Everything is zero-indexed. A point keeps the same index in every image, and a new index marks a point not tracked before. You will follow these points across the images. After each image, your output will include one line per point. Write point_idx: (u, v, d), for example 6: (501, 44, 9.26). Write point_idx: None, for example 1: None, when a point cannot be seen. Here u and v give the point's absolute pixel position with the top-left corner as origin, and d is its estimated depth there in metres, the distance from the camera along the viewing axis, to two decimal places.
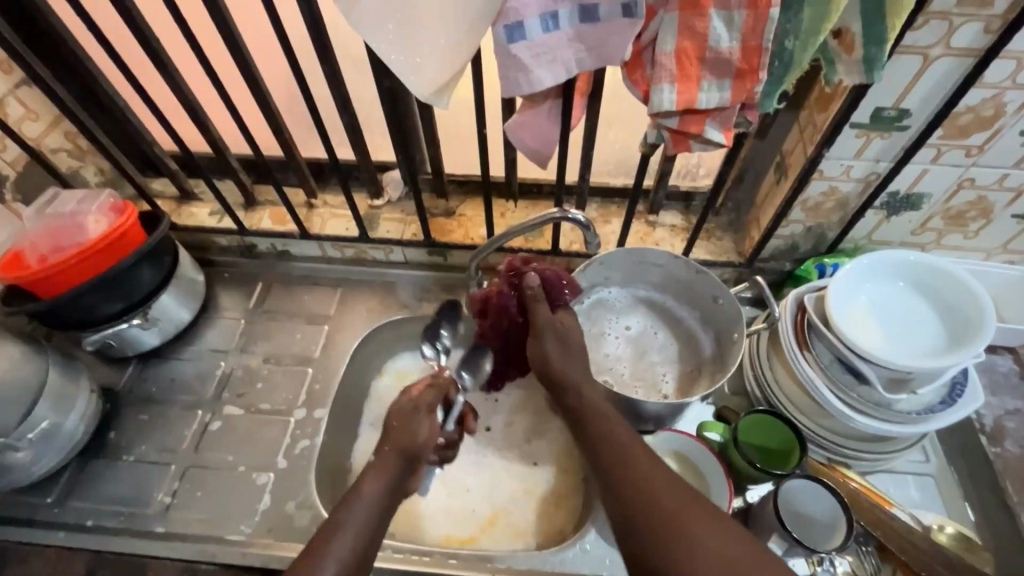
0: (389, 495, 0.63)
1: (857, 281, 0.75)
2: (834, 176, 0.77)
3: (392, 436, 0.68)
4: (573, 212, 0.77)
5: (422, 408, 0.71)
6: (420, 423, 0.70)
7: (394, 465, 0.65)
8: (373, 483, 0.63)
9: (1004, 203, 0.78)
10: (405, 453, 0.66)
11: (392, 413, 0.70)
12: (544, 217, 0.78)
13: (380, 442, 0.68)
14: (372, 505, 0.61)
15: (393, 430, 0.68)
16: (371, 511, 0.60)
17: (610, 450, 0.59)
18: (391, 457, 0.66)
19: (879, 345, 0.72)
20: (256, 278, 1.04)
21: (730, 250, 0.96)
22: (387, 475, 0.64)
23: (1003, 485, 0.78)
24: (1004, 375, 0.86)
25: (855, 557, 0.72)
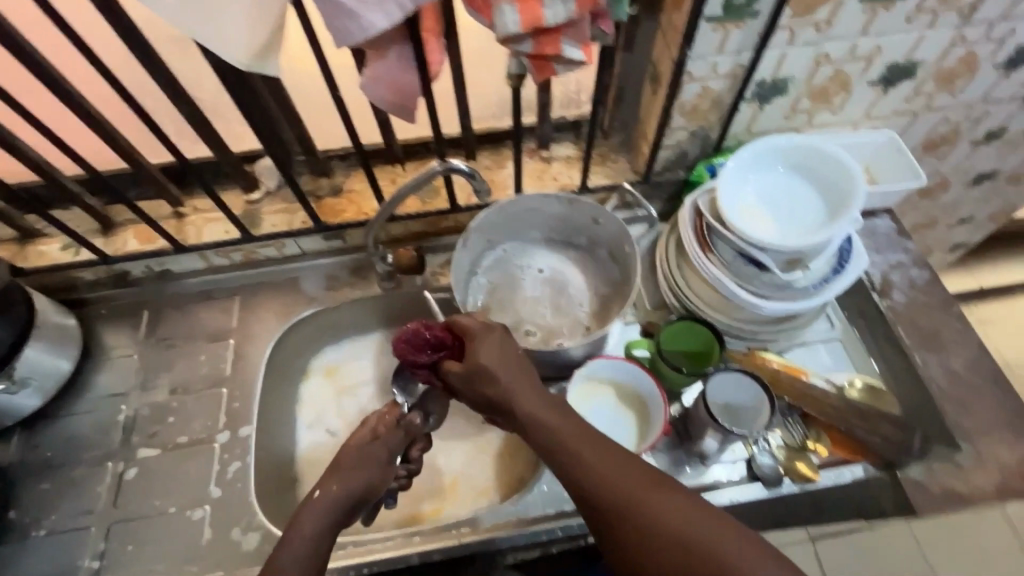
0: (330, 536, 0.61)
1: (743, 175, 0.77)
2: (703, 76, 0.77)
3: (340, 475, 0.66)
4: (455, 162, 0.72)
5: (379, 444, 0.71)
6: (369, 453, 0.69)
7: (345, 494, 0.64)
8: (311, 517, 0.62)
9: (859, 72, 0.82)
10: (359, 489, 0.66)
11: (347, 450, 0.70)
12: (426, 173, 0.73)
13: (335, 471, 0.67)
14: (307, 546, 0.59)
15: (350, 461, 0.68)
16: (307, 551, 0.59)
17: (563, 448, 0.58)
18: (339, 495, 0.64)
19: (770, 232, 0.75)
20: (140, 307, 0.94)
21: (625, 170, 0.97)
22: (330, 511, 0.63)
23: (897, 334, 0.83)
24: (884, 234, 0.92)
25: (783, 429, 0.78)
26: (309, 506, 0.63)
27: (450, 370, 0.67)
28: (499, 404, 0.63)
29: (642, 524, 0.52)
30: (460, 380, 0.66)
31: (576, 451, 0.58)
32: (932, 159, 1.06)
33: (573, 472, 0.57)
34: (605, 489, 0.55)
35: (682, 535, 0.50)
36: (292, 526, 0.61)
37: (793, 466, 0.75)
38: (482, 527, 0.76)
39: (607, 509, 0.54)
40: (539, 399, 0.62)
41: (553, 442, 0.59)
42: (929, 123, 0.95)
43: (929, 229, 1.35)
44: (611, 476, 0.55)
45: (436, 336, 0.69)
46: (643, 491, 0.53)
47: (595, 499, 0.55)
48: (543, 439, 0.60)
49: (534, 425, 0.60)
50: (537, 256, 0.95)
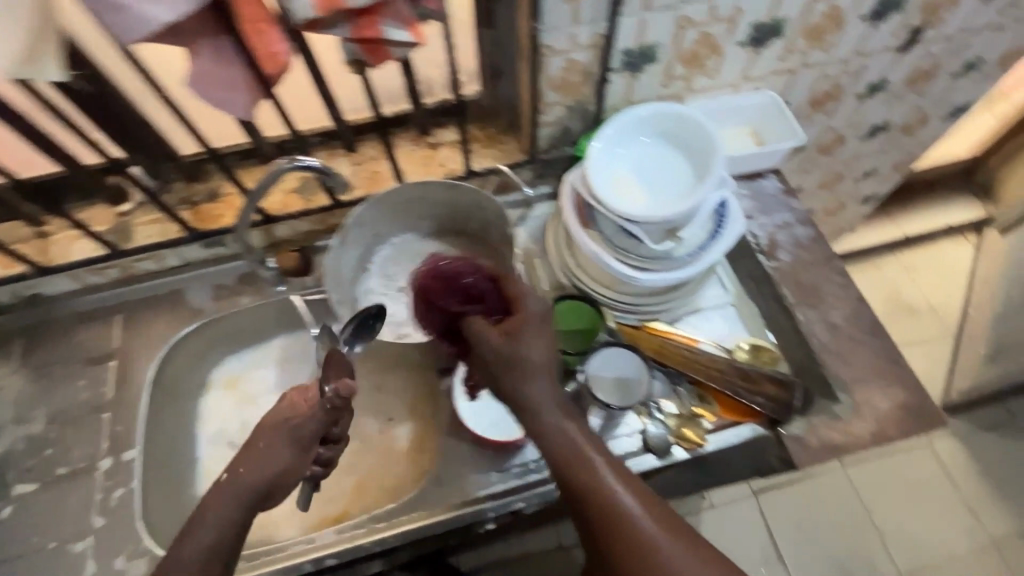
0: (244, 518, 0.59)
1: (613, 147, 0.76)
2: (565, 48, 0.75)
3: (251, 453, 0.61)
4: (303, 158, 0.68)
5: (297, 422, 0.63)
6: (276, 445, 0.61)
7: (255, 482, 0.59)
8: (220, 501, 0.58)
9: (725, 33, 0.81)
10: (269, 475, 0.60)
11: (262, 429, 0.63)
12: (273, 172, 0.70)
13: (233, 465, 0.60)
14: (216, 527, 0.57)
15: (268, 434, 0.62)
16: (216, 535, 0.57)
17: (586, 465, 0.59)
18: (248, 478, 0.59)
19: (641, 203, 0.74)
20: (13, 335, 0.89)
21: (514, 151, 0.95)
22: (236, 497, 0.58)
23: (781, 293, 0.84)
24: (771, 195, 0.93)
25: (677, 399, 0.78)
26: (207, 506, 0.58)
27: (475, 321, 0.70)
28: (523, 410, 0.62)
29: (653, 564, 0.56)
30: (494, 348, 0.65)
31: (595, 472, 0.59)
32: (821, 116, 1.07)
33: (581, 499, 0.58)
34: (615, 520, 0.57)
35: None
36: (194, 523, 0.57)
37: (679, 430, 0.76)
38: (375, 526, 0.74)
39: (606, 520, 0.57)
40: (568, 413, 0.62)
41: (561, 458, 0.60)
42: (809, 80, 0.96)
43: (836, 184, 1.38)
44: (625, 501, 0.58)
45: (490, 293, 0.73)
46: (662, 526, 0.57)
47: (602, 527, 0.57)
48: (554, 453, 0.60)
49: (553, 434, 0.60)
50: (415, 256, 0.93)
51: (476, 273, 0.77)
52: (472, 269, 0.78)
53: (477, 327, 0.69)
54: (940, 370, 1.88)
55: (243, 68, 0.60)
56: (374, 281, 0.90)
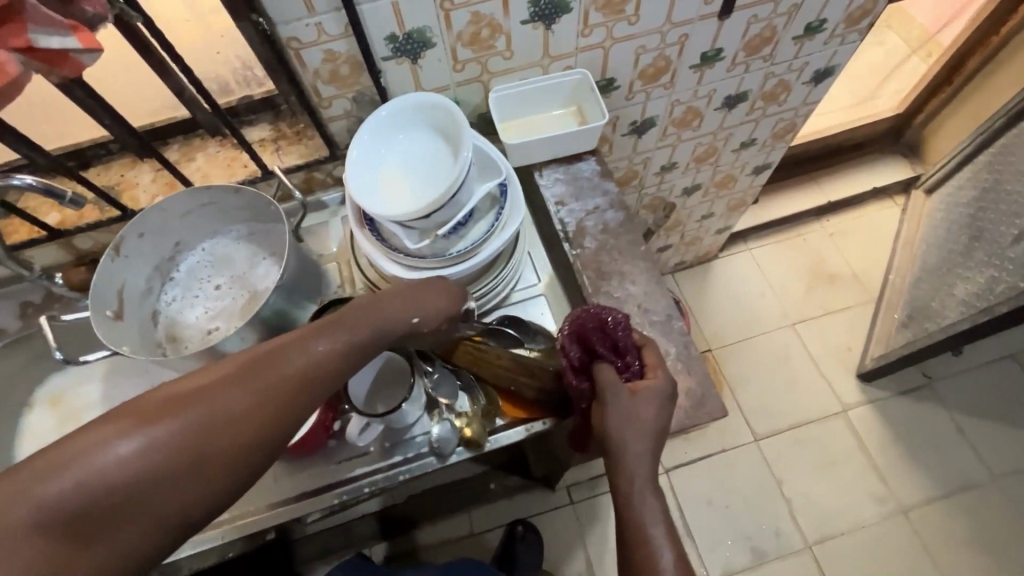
0: (200, 460, 0.43)
1: (380, 143, 0.73)
2: (316, 39, 0.71)
3: (248, 378, 0.48)
4: (18, 178, 0.65)
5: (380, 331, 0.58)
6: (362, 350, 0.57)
7: (222, 408, 0.45)
8: (177, 425, 0.43)
9: (502, 12, 0.76)
10: (237, 419, 0.46)
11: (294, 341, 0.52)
12: None
13: (334, 332, 0.54)
14: (157, 454, 0.42)
15: (426, 294, 0.65)
16: (153, 462, 0.42)
17: (631, 482, 0.62)
18: (235, 410, 0.46)
19: (404, 201, 0.71)
20: None
21: (321, 146, 0.92)
22: (185, 426, 0.43)
23: (580, 282, 0.81)
24: (587, 179, 0.90)
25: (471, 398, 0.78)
26: (241, 379, 0.47)
27: (606, 377, 0.65)
28: (603, 440, 0.64)
29: None
30: (618, 417, 0.63)
31: (638, 489, 0.61)
32: (660, 90, 1.02)
33: (625, 514, 0.61)
34: (640, 539, 0.58)
35: None
36: (81, 459, 0.40)
37: (462, 429, 0.75)
38: None
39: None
40: (642, 425, 0.63)
41: (634, 525, 0.60)
42: (627, 54, 0.91)
43: (714, 156, 1.33)
44: (644, 526, 0.59)
45: (630, 353, 0.67)
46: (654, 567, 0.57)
47: (632, 551, 0.59)
48: (629, 518, 0.60)
49: (628, 497, 0.61)
50: (224, 263, 0.90)
51: (610, 320, 0.68)
52: (603, 327, 0.68)
53: (604, 375, 0.65)
54: (860, 337, 1.86)
55: None
56: (177, 292, 0.88)
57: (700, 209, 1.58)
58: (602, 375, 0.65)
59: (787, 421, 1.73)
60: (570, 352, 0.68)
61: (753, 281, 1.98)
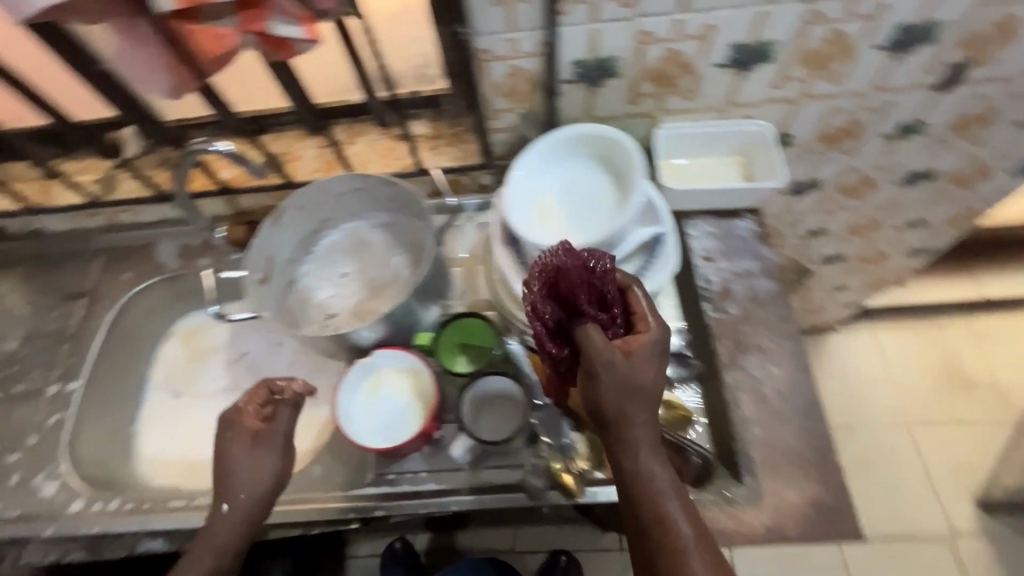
0: None
1: (542, 166, 0.71)
2: (507, 54, 0.70)
3: None
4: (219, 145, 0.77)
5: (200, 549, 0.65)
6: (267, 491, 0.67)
7: None
8: None
9: (699, 53, 0.72)
10: None
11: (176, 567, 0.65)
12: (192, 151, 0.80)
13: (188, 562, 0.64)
14: None
15: (227, 429, 0.69)
16: None
17: (636, 463, 0.53)
18: None
19: (555, 230, 0.69)
20: (17, 261, 1.01)
21: (474, 152, 0.92)
22: None
23: (714, 348, 0.75)
24: (742, 239, 0.83)
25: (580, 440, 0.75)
26: None
27: (594, 338, 0.54)
28: (608, 421, 0.54)
29: None
30: (620, 387, 0.53)
31: (648, 468, 0.54)
32: (839, 154, 0.93)
33: (635, 500, 0.53)
34: (659, 524, 0.52)
35: None
36: None
37: (558, 474, 0.72)
38: None
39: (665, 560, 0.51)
40: (648, 394, 0.54)
41: (648, 506, 0.53)
42: (817, 113, 0.83)
43: (871, 231, 1.20)
44: (661, 503, 0.53)
45: (617, 305, 0.58)
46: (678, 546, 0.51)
47: (650, 535, 0.52)
48: (641, 495, 0.53)
49: (636, 480, 0.53)
50: (361, 251, 0.92)
51: (599, 261, 0.58)
52: (584, 272, 0.57)
53: (591, 337, 0.54)
54: (988, 459, 1.62)
55: (162, 46, 0.62)
56: (310, 267, 0.91)
57: (834, 281, 1.44)
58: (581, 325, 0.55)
59: (881, 530, 1.54)
60: (550, 312, 0.56)
61: (870, 366, 1.78)
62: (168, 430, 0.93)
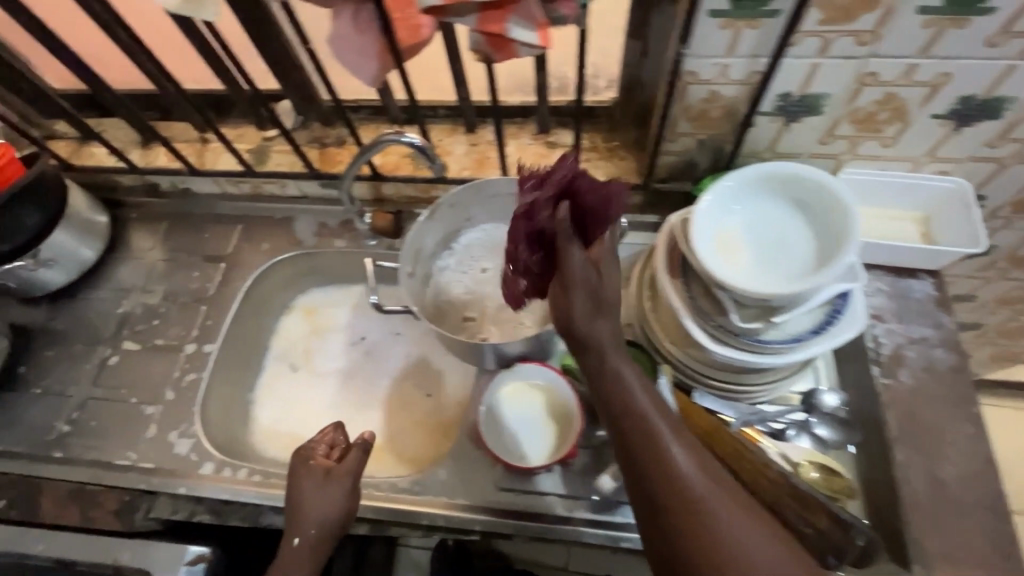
0: None
1: (729, 200, 0.67)
2: (712, 79, 0.67)
3: None
4: (406, 135, 0.75)
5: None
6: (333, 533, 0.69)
7: None
8: None
9: (919, 100, 0.66)
10: None
11: None
12: (378, 141, 0.75)
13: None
14: None
15: (298, 467, 0.71)
16: None
17: (622, 395, 0.52)
18: None
19: (741, 270, 0.64)
20: (163, 217, 1.05)
21: (630, 170, 0.89)
22: None
23: (884, 418, 0.69)
24: (917, 301, 0.77)
25: None
26: None
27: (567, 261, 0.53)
28: (584, 345, 0.54)
29: (691, 506, 0.47)
30: (585, 300, 0.53)
31: (632, 394, 0.52)
32: None
33: (623, 422, 0.51)
34: (649, 445, 0.50)
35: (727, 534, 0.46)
36: None
37: None
38: (375, 494, 0.76)
39: (660, 485, 0.49)
40: (610, 309, 0.54)
41: (634, 417, 0.51)
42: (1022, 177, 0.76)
43: None
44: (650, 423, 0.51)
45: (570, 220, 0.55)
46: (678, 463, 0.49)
47: (641, 460, 0.50)
48: (617, 407, 0.52)
49: (623, 409, 0.52)
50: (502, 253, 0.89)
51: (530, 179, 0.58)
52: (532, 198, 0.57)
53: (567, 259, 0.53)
54: None
55: (379, 34, 0.61)
56: (449, 262, 0.90)
57: None
58: (557, 255, 0.55)
59: None
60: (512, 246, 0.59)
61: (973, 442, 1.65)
62: (286, 403, 0.95)
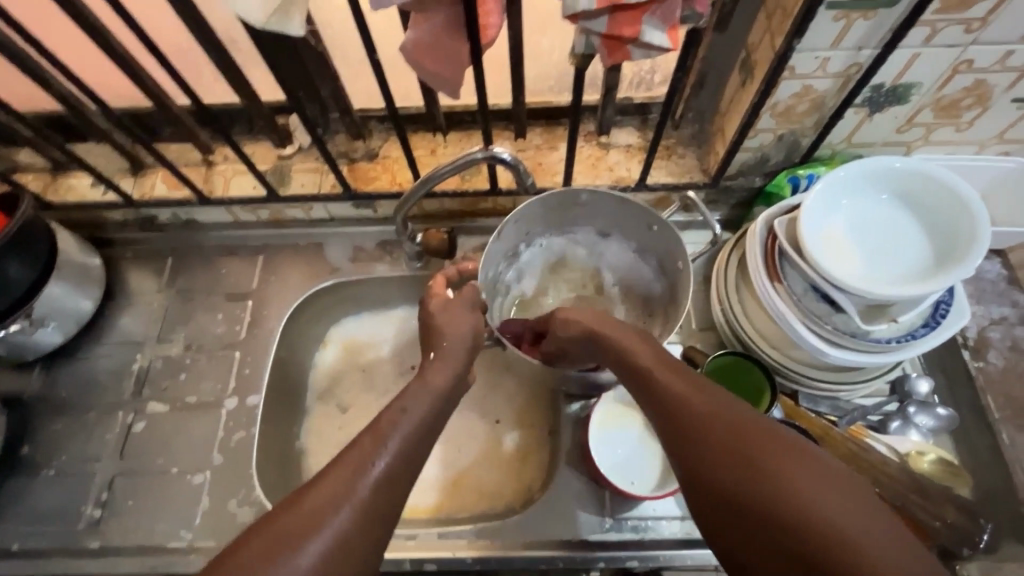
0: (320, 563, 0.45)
1: (834, 197, 0.64)
2: (809, 72, 0.64)
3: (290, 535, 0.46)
4: (498, 151, 0.67)
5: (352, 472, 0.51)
6: (392, 466, 0.53)
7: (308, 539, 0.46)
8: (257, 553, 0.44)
9: (1005, 86, 0.66)
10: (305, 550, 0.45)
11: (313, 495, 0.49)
12: (465, 159, 0.67)
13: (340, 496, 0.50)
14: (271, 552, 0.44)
15: (443, 330, 0.69)
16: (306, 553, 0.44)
17: (678, 401, 0.49)
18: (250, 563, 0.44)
19: (858, 272, 0.62)
20: (167, 253, 0.92)
21: (693, 167, 0.84)
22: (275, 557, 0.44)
23: (985, 403, 0.71)
24: (990, 282, 0.78)
25: None
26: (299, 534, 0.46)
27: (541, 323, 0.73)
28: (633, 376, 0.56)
29: (759, 474, 0.42)
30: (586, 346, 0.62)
31: (688, 395, 0.49)
32: None
33: (680, 419, 0.49)
34: (708, 432, 0.46)
35: (811, 498, 0.40)
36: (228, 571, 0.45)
37: None
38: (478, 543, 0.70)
39: (726, 469, 0.44)
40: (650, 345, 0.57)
41: (683, 409, 0.49)
42: None
43: None
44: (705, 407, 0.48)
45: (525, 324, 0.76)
46: (746, 432, 0.45)
47: (706, 449, 0.46)
48: (672, 405, 0.50)
49: (677, 406, 0.49)
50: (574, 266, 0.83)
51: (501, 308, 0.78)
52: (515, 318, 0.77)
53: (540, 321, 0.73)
54: None
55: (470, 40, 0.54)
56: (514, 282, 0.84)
57: None
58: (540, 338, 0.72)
59: None
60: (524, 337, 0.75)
61: None
62: (335, 453, 0.83)
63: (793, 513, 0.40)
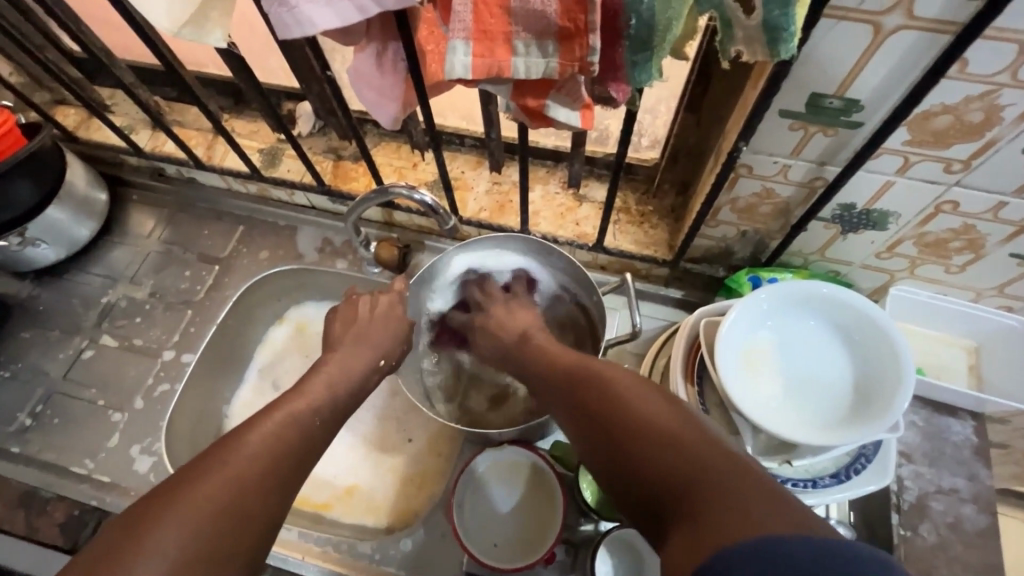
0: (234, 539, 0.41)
1: (764, 314, 0.59)
2: (768, 175, 0.59)
3: (198, 490, 0.41)
4: (419, 193, 0.67)
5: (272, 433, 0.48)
6: (300, 438, 0.50)
7: (227, 487, 0.42)
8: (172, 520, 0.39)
9: (1000, 238, 0.58)
10: (222, 511, 0.41)
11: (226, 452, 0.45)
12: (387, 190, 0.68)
13: (264, 453, 0.46)
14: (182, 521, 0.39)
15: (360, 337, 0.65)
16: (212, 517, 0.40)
17: (580, 373, 0.51)
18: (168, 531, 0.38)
19: (767, 399, 0.57)
20: (165, 204, 0.99)
21: (660, 241, 0.80)
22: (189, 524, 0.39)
23: None
24: (954, 446, 0.69)
25: None
26: (214, 495, 0.41)
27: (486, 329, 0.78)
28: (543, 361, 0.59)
29: (637, 422, 0.41)
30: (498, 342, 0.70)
31: (587, 368, 0.51)
32: None
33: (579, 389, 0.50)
34: (600, 394, 0.46)
35: (674, 436, 0.38)
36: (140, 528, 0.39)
37: None
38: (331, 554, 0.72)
39: (611, 422, 0.43)
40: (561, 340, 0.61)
41: (583, 378, 0.50)
42: None
43: None
44: (609, 377, 0.48)
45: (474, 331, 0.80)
46: (635, 391, 0.44)
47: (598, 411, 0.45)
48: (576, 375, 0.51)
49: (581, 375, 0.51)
50: None
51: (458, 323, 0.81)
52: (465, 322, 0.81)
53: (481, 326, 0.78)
54: None
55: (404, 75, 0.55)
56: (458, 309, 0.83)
57: None
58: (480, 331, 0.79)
59: None
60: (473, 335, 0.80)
61: None
62: None
63: (658, 446, 0.38)
